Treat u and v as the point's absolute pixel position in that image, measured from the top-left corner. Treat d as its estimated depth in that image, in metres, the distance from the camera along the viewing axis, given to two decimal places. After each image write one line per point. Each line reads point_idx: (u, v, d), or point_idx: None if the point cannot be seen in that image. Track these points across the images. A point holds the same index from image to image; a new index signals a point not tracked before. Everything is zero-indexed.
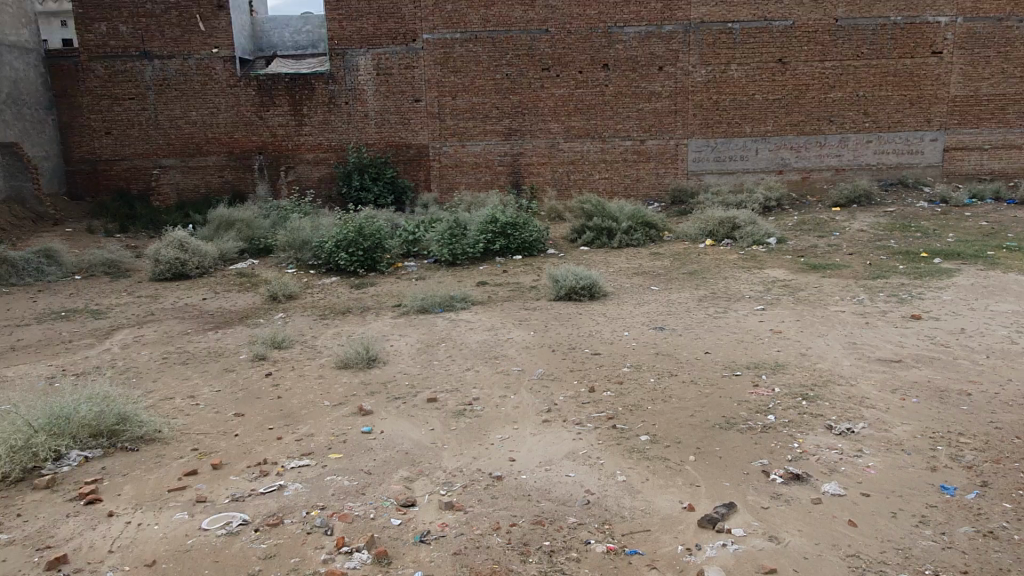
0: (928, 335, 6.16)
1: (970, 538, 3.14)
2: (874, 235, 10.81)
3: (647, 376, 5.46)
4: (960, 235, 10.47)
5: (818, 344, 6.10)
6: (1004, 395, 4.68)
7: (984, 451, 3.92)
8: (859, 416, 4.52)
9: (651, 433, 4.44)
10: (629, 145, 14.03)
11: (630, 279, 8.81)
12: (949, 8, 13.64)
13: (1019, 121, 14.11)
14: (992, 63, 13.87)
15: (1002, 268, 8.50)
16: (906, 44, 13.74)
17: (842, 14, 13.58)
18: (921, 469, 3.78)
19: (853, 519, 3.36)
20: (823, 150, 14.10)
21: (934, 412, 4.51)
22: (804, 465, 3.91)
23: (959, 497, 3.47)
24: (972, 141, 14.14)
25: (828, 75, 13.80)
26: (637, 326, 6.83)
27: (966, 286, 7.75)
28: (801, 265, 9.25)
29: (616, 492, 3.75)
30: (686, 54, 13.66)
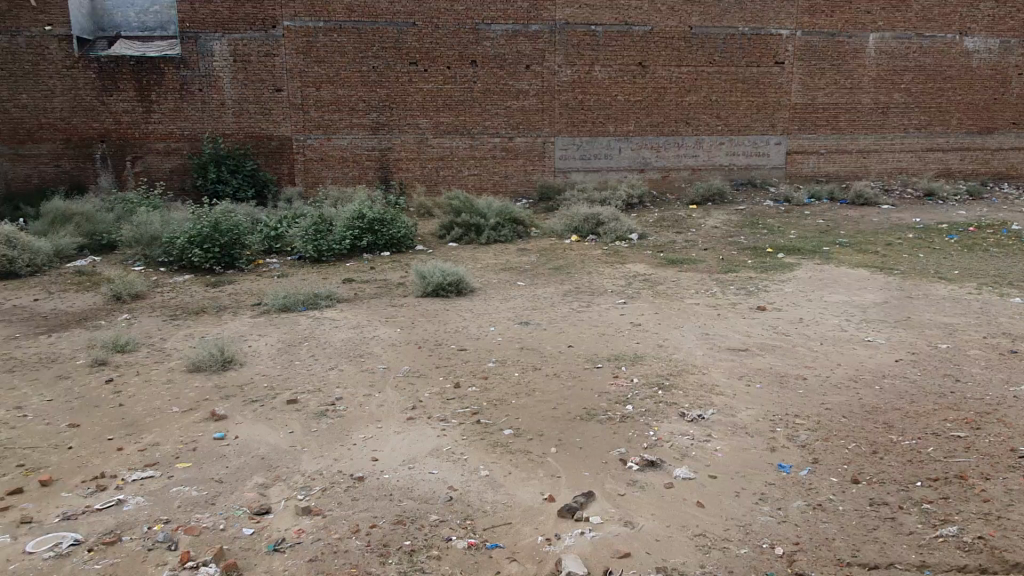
0: (771, 325, 6.62)
1: (802, 510, 3.37)
2: (725, 232, 11.50)
3: (512, 371, 5.51)
4: (800, 233, 11.35)
5: (674, 335, 6.40)
6: (834, 378, 5.10)
7: (816, 429, 4.24)
8: (710, 403, 4.78)
9: (514, 427, 4.48)
10: (498, 141, 14.14)
11: (498, 275, 8.88)
12: (789, 22, 14.73)
13: (850, 128, 15.51)
14: (827, 75, 15.14)
15: (835, 263, 9.28)
16: (753, 53, 14.70)
17: (696, 22, 14.33)
18: (763, 450, 4.04)
19: (701, 501, 3.55)
20: (680, 151, 14.86)
21: (774, 396, 4.84)
22: (658, 452, 4.09)
23: (794, 474, 3.73)
24: (810, 145, 15.41)
25: (684, 79, 14.55)
26: (504, 321, 6.89)
27: (804, 279, 8.42)
28: (659, 260, 9.68)
29: (479, 487, 3.76)
30: (552, 54, 13.93)
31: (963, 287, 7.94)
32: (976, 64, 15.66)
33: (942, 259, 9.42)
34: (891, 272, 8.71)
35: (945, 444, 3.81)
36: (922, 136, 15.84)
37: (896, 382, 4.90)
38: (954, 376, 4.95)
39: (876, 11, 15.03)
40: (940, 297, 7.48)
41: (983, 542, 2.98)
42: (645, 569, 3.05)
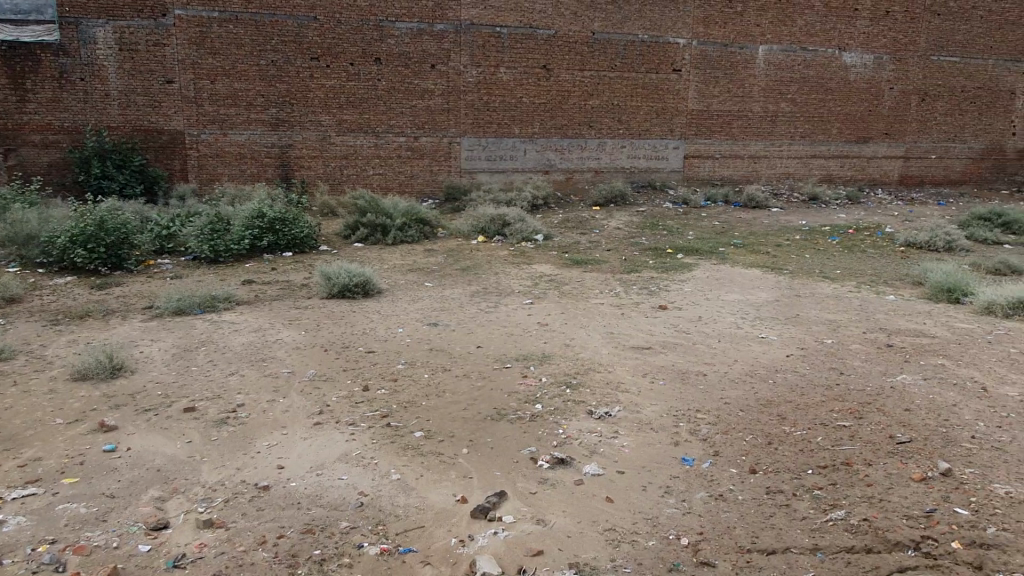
0: (672, 323, 6.87)
1: (705, 501, 3.51)
2: (628, 233, 11.83)
3: (421, 373, 5.47)
4: (697, 234, 11.83)
5: (581, 334, 6.53)
6: (732, 374, 5.34)
7: (716, 423, 4.43)
8: (616, 400, 4.91)
9: (425, 429, 4.45)
10: (403, 141, 13.99)
11: (405, 276, 8.80)
12: (685, 31, 15.31)
13: (742, 135, 16.30)
14: (720, 83, 15.86)
15: (730, 263, 9.73)
16: (652, 60, 15.20)
17: (598, 28, 14.68)
18: (667, 445, 4.19)
19: (610, 496, 3.64)
20: (584, 153, 15.18)
21: (677, 392, 5.02)
22: (568, 449, 4.16)
23: (696, 467, 3.88)
24: (706, 150, 16.09)
25: (587, 83, 14.87)
26: (412, 322, 6.83)
27: (702, 279, 8.78)
28: (565, 261, 9.85)
29: (390, 491, 3.71)
30: (457, 54, 13.91)
31: (845, 285, 8.50)
32: (853, 78, 16.80)
33: (826, 259, 10.05)
34: (780, 272, 9.23)
35: (832, 432, 4.05)
36: (806, 143, 16.86)
37: (788, 376, 5.19)
38: (839, 369, 5.28)
39: (765, 24, 15.86)
40: (825, 295, 7.97)
41: (868, 524, 3.12)
42: (557, 565, 3.09)
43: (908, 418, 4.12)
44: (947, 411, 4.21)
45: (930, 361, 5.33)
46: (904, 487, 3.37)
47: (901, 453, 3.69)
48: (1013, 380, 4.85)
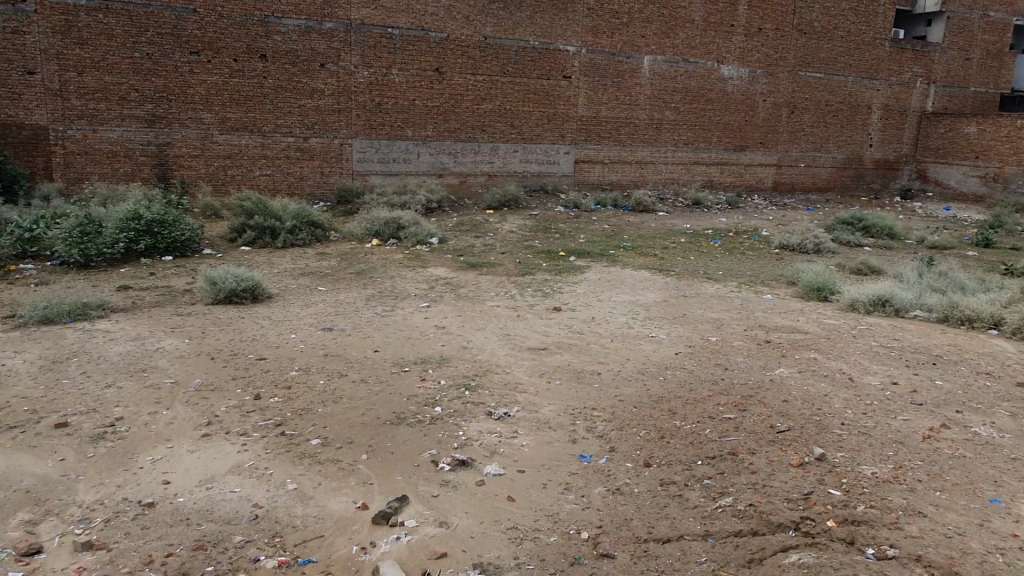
0: (567, 324, 7.04)
1: (603, 496, 3.61)
2: (522, 236, 12.00)
3: (316, 379, 5.33)
4: (589, 237, 12.16)
5: (478, 337, 6.57)
6: (625, 372, 5.53)
7: (611, 420, 4.57)
8: (514, 401, 4.97)
9: (322, 437, 4.34)
10: (291, 141, 13.58)
11: (297, 280, 8.54)
12: (575, 39, 15.70)
13: (629, 141, 16.90)
14: (609, 91, 16.36)
15: (621, 265, 10.07)
16: (542, 67, 15.48)
17: (490, 33, 14.80)
18: (565, 443, 4.28)
19: (511, 495, 3.68)
20: (477, 157, 15.27)
21: (573, 391, 5.14)
22: (469, 451, 4.18)
23: (594, 463, 3.99)
24: (595, 155, 16.57)
25: (479, 87, 14.96)
26: (305, 327, 6.64)
27: (594, 280, 9.04)
28: (460, 264, 9.87)
29: (287, 502, 3.60)
30: (348, 54, 13.64)
31: (726, 286, 8.98)
32: (731, 89, 17.78)
33: (708, 261, 10.58)
34: (666, 273, 9.64)
35: (719, 425, 4.26)
36: (689, 150, 17.69)
37: (676, 373, 5.43)
38: (723, 365, 5.58)
39: (649, 36, 16.51)
40: (708, 295, 8.39)
41: (753, 508, 3.23)
42: (461, 567, 3.09)
43: (785, 409, 4.40)
44: (820, 401, 4.53)
45: (803, 355, 5.72)
46: (784, 472, 3.54)
47: (781, 441, 3.92)
48: (875, 370, 5.29)
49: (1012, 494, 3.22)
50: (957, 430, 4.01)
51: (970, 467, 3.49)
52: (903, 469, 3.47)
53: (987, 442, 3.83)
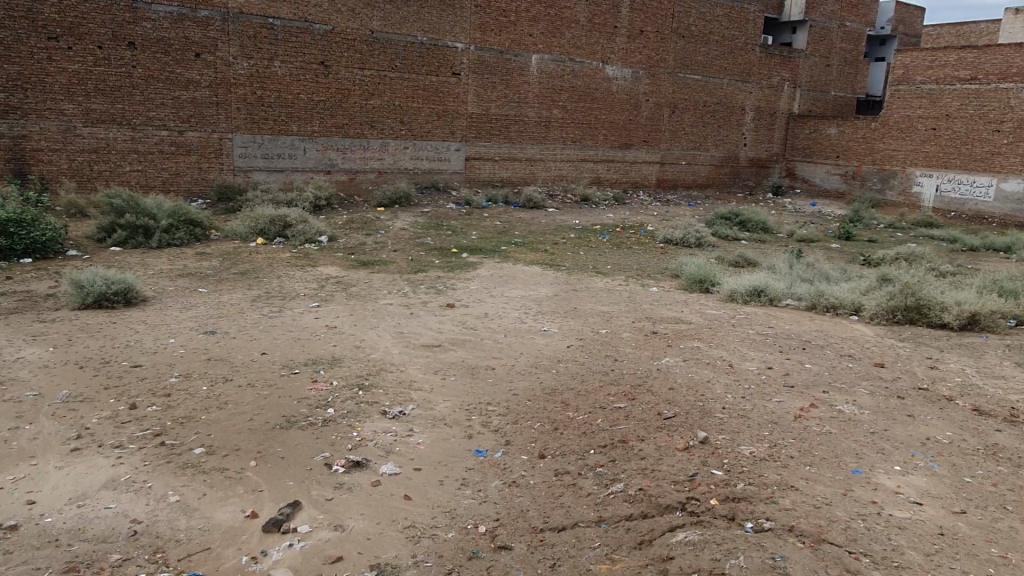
0: (460, 321, 7.05)
1: (499, 489, 3.65)
2: (414, 233, 11.89)
3: (199, 385, 5.07)
4: (481, 234, 12.20)
5: (370, 336, 6.46)
6: (519, 366, 5.60)
7: (506, 415, 4.62)
8: (409, 398, 4.93)
9: (206, 445, 4.15)
10: (165, 135, 12.82)
11: (174, 281, 8.09)
12: (463, 36, 15.70)
13: (519, 139, 17.10)
14: (498, 89, 16.49)
15: (512, 261, 10.18)
16: (431, 64, 15.39)
17: (377, 27, 14.54)
18: (461, 439, 4.28)
19: (408, 494, 3.65)
20: (366, 153, 15.00)
21: (469, 387, 5.16)
22: (363, 451, 4.11)
23: (490, 458, 4.02)
24: (486, 153, 16.66)
25: (366, 82, 14.68)
26: (186, 331, 6.31)
27: (486, 277, 9.10)
28: (350, 262, 9.66)
29: (170, 515, 3.41)
30: (225, 44, 13.02)
31: (615, 279, 9.26)
32: (615, 89, 18.35)
33: (597, 256, 10.87)
34: (557, 268, 9.83)
35: (610, 414, 4.39)
36: (576, 148, 18.11)
37: (569, 365, 5.56)
38: (613, 356, 5.75)
39: (536, 35, 16.75)
40: (598, 289, 8.61)
41: (643, 492, 3.35)
42: (358, 569, 3.04)
43: (672, 396, 4.59)
44: (703, 387, 4.76)
45: (688, 344, 5.99)
46: (671, 456, 3.70)
47: (668, 427, 4.09)
48: (752, 357, 5.60)
49: (871, 464, 3.50)
50: (824, 408, 4.33)
51: (836, 442, 3.77)
52: (776, 447, 3.70)
53: (849, 418, 4.16)
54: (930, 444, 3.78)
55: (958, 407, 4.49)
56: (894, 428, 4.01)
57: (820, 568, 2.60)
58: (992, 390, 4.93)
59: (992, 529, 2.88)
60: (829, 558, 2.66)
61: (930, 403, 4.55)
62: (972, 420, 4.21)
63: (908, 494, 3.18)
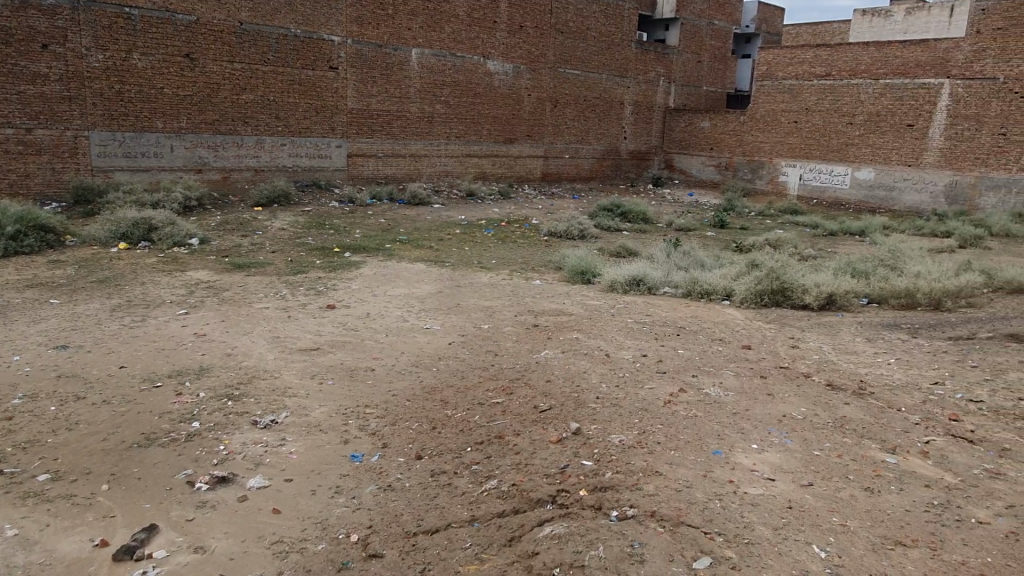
0: (341, 322, 6.85)
1: (374, 494, 3.54)
2: (294, 233, 11.49)
3: (46, 405, 4.66)
4: (365, 232, 11.94)
5: (243, 342, 6.15)
6: (399, 366, 5.49)
7: (384, 417, 4.50)
8: (283, 406, 4.72)
9: (52, 471, 3.81)
10: (10, 133, 11.75)
11: (22, 293, 7.41)
12: (339, 29, 15.29)
13: (401, 134, 16.85)
14: (378, 84, 16.18)
15: (396, 259, 10.02)
16: (306, 57, 14.90)
17: (246, 18, 13.89)
18: (336, 445, 4.14)
19: (277, 507, 3.48)
20: (240, 150, 14.34)
21: (346, 390, 5.01)
22: (229, 466, 3.89)
23: (365, 462, 3.90)
24: (368, 149, 16.33)
25: (237, 76, 14.03)
26: (33, 348, 5.78)
27: (369, 276, 8.89)
28: (224, 265, 9.21)
29: (5, 552, 3.10)
30: (77, 35, 12.06)
31: (499, 274, 9.29)
32: (497, 84, 18.42)
33: (482, 251, 10.87)
34: (442, 264, 9.74)
35: (488, 410, 4.38)
36: (461, 143, 18.06)
37: (450, 362, 5.52)
38: (494, 351, 5.75)
39: (415, 29, 16.53)
40: (481, 284, 8.61)
41: (516, 488, 3.34)
42: None
43: (549, 389, 4.63)
44: (580, 378, 4.83)
45: (567, 336, 6.07)
46: (544, 449, 3.72)
47: (543, 420, 4.12)
48: (629, 345, 5.74)
49: (731, 444, 3.65)
50: (693, 392, 4.49)
51: (700, 425, 3.91)
52: (645, 434, 3.79)
53: (715, 400, 4.33)
54: (785, 421, 3.99)
55: (814, 382, 4.78)
56: (754, 407, 4.21)
57: (676, 552, 2.67)
58: (844, 364, 5.29)
59: (835, 498, 3.07)
60: (686, 541, 2.74)
61: (789, 380, 4.82)
62: (824, 394, 4.50)
63: (763, 470, 3.34)
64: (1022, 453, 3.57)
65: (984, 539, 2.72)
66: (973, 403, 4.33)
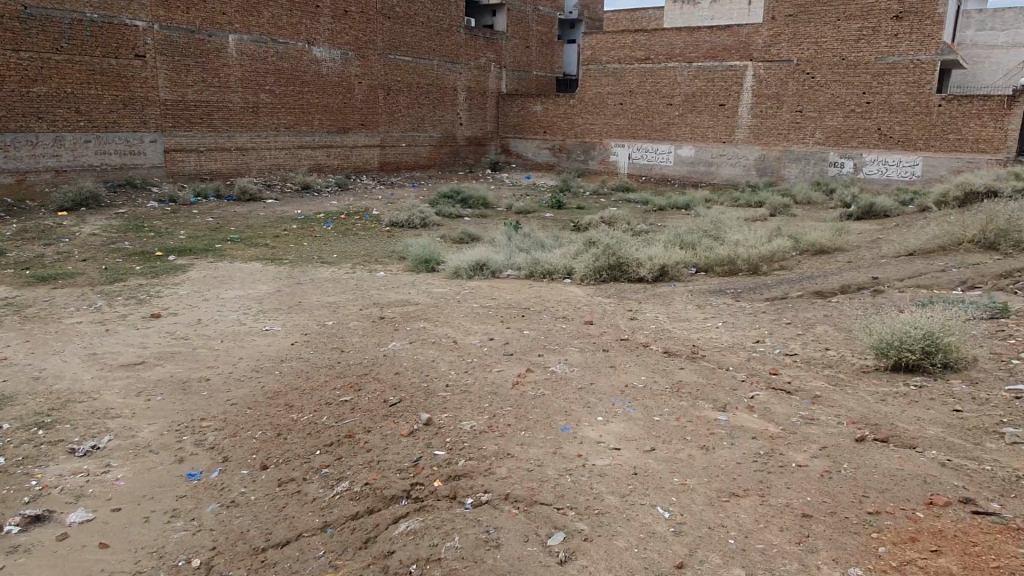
0: (168, 331, 6.33)
1: (216, 513, 3.29)
2: (107, 238, 10.47)
3: None
4: (190, 232, 11.12)
5: (52, 363, 5.52)
6: (237, 373, 5.16)
7: (223, 429, 4.21)
8: (104, 429, 4.29)
9: None
10: None
11: None
12: (144, 14, 14.06)
13: (224, 126, 15.85)
14: (193, 72, 15.07)
15: (228, 259, 9.42)
16: (108, 43, 13.58)
17: (30, 2, 12.43)
18: (169, 465, 3.82)
19: (105, 540, 3.15)
20: (35, 150, 12.86)
21: (178, 405, 4.63)
22: (43, 502, 3.46)
23: (204, 479, 3.63)
24: (188, 143, 15.23)
25: (25, 66, 12.54)
26: None
27: (198, 279, 8.30)
28: (25, 279, 8.21)
29: None
30: None
31: (341, 268, 8.99)
32: (325, 72, 17.79)
33: (321, 246, 10.47)
34: (279, 262, 9.28)
35: (336, 409, 4.21)
36: (290, 134, 17.29)
37: (293, 364, 5.25)
38: (339, 348, 5.55)
39: (230, 13, 15.56)
40: (323, 280, 8.28)
41: (369, 486, 3.25)
42: None
43: (398, 381, 4.54)
44: (429, 367, 4.78)
45: (415, 326, 5.99)
46: (396, 444, 3.64)
47: (393, 414, 4.03)
48: (477, 330, 5.77)
49: (577, 419, 3.76)
50: (540, 371, 4.58)
51: (549, 403, 3.99)
52: (495, 417, 3.81)
53: (562, 377, 4.44)
54: (627, 390, 4.17)
55: (651, 351, 5.05)
56: (598, 380, 4.38)
57: (530, 531, 2.71)
58: (678, 331, 5.62)
59: (675, 459, 3.24)
60: (540, 519, 2.79)
61: (629, 351, 5.05)
62: (660, 361, 4.76)
63: (608, 441, 3.47)
64: (830, 398, 3.96)
65: (802, 481, 2.98)
66: (789, 357, 4.75)
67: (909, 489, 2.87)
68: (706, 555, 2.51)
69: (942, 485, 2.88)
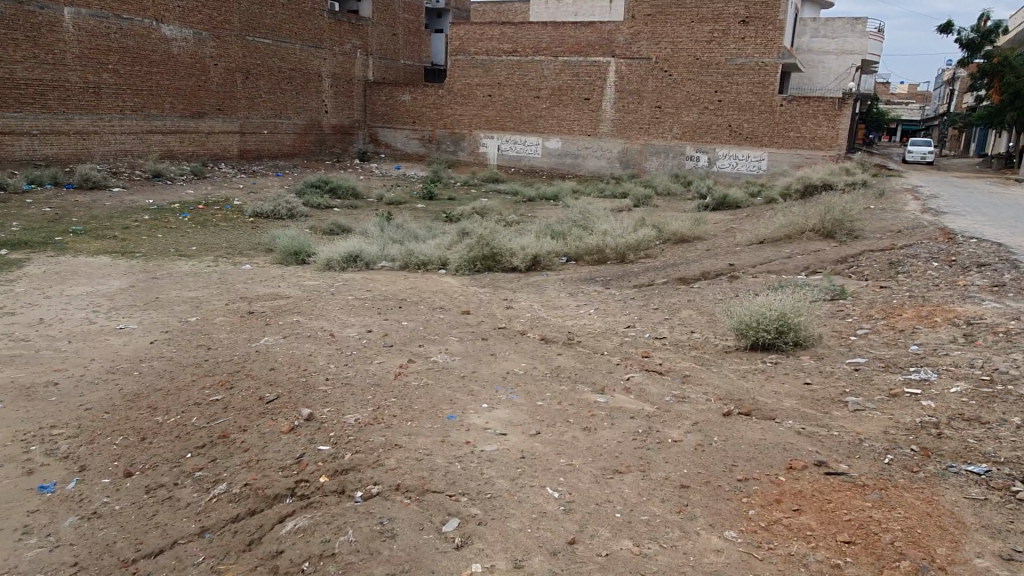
0: (5, 332, 5.74)
1: (76, 527, 3.04)
2: None
3: None
4: (25, 224, 10.09)
5: None
6: (89, 376, 4.76)
7: (77, 436, 3.89)
8: None
9: None
10: None
11: None
12: None
13: (61, 108, 14.51)
14: (22, 47, 13.69)
15: (71, 253, 8.65)
16: None
17: None
18: (16, 479, 3.48)
19: None
20: None
21: (21, 413, 4.22)
22: None
23: (59, 492, 3.34)
24: (19, 125, 13.81)
25: None
26: None
27: (38, 275, 7.57)
28: None
29: None
30: None
31: (202, 261, 8.50)
32: (176, 52, 16.69)
33: (177, 238, 9.84)
34: (132, 255, 8.64)
35: (207, 410, 4.00)
36: (139, 118, 16.09)
37: (154, 364, 4.92)
38: (205, 345, 5.25)
39: None
40: (182, 274, 7.78)
41: (250, 487, 3.12)
42: None
43: (273, 377, 4.38)
44: (306, 362, 4.64)
45: (287, 320, 5.79)
46: (276, 442, 3.52)
47: (270, 411, 3.88)
48: (354, 322, 5.66)
49: (463, 407, 3.80)
50: (422, 361, 4.57)
51: (433, 393, 3.99)
52: (380, 409, 3.76)
53: (444, 367, 4.46)
54: (510, 377, 4.26)
55: (530, 338, 5.18)
56: (480, 368, 4.43)
57: (424, 520, 2.72)
58: (554, 319, 5.79)
59: (560, 441, 3.35)
60: (433, 507, 2.80)
61: (508, 339, 5.15)
62: (539, 348, 4.89)
63: (494, 427, 3.53)
64: (698, 377, 4.24)
65: (679, 455, 3.17)
66: (658, 340, 5.03)
67: (772, 456, 3.13)
68: (596, 530, 2.63)
69: (799, 450, 3.17)
